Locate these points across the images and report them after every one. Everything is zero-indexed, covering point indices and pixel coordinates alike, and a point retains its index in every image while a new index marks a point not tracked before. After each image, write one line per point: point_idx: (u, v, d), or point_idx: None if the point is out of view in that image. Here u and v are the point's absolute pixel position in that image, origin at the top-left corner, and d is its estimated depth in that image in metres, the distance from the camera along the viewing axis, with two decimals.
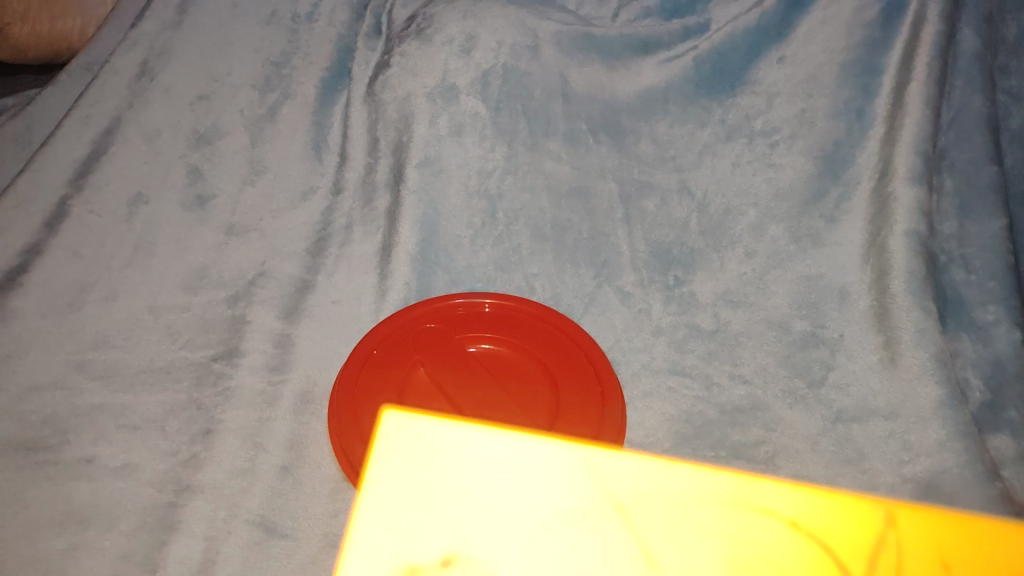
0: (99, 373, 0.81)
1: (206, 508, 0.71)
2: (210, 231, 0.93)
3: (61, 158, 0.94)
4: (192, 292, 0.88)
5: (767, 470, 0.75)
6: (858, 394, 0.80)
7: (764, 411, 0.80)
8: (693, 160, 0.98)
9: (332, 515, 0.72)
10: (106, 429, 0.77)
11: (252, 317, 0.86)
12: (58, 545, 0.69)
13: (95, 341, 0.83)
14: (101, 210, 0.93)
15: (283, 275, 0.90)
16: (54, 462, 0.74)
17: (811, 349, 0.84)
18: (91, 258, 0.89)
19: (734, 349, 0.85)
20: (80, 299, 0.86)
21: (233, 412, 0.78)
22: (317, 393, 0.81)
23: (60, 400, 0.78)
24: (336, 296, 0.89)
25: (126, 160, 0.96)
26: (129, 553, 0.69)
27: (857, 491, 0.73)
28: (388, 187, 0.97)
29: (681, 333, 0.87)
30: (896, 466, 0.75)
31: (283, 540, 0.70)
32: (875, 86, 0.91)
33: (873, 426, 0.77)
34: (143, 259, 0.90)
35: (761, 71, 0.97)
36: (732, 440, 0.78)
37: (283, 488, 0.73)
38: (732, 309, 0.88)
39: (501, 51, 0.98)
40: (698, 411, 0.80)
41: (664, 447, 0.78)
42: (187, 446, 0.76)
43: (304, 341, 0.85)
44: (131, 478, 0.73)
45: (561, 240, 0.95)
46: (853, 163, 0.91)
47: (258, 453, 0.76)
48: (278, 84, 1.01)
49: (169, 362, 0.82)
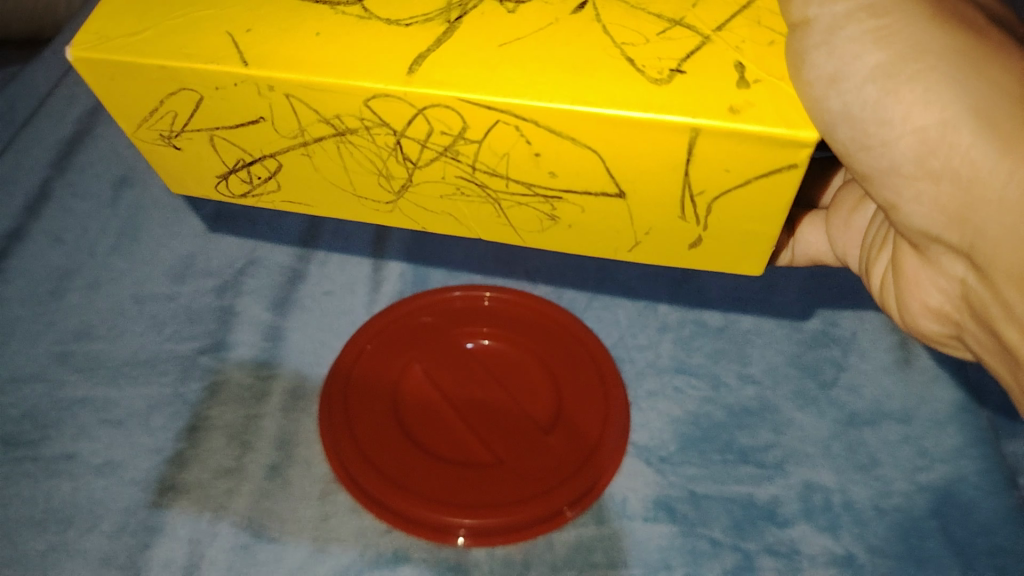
0: (81, 365, 0.78)
1: (190, 509, 0.69)
2: (199, 218, 0.90)
3: (44, 139, 0.93)
4: (178, 282, 0.85)
5: (776, 476, 0.72)
6: (871, 396, 0.77)
7: (774, 413, 0.76)
8: None
9: (322, 519, 0.69)
10: (88, 424, 0.74)
11: (240, 308, 0.83)
12: (38, 546, 0.67)
13: (77, 331, 0.80)
14: (84, 194, 0.90)
15: (273, 263, 0.87)
16: (34, 459, 0.72)
17: (822, 348, 0.80)
18: (73, 244, 0.86)
19: (743, 348, 0.81)
20: (61, 286, 0.83)
21: (219, 408, 0.76)
22: (307, 389, 0.77)
23: (40, 393, 0.76)
24: (329, 286, 0.86)
25: (110, 143, 0.94)
26: (109, 555, 0.66)
27: (871, 498, 0.70)
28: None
29: (688, 330, 0.83)
30: (911, 473, 0.71)
31: (271, 545, 0.67)
32: None
33: (888, 431, 0.74)
34: (128, 245, 0.87)
35: None
36: (740, 444, 0.74)
37: (271, 489, 0.70)
38: (742, 307, 0.84)
39: None
40: (705, 413, 0.76)
41: (669, 450, 0.74)
42: (172, 443, 0.73)
43: (294, 333, 0.82)
44: (114, 476, 0.71)
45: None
46: None
47: (245, 452, 0.73)
48: None
49: (153, 354, 0.79)
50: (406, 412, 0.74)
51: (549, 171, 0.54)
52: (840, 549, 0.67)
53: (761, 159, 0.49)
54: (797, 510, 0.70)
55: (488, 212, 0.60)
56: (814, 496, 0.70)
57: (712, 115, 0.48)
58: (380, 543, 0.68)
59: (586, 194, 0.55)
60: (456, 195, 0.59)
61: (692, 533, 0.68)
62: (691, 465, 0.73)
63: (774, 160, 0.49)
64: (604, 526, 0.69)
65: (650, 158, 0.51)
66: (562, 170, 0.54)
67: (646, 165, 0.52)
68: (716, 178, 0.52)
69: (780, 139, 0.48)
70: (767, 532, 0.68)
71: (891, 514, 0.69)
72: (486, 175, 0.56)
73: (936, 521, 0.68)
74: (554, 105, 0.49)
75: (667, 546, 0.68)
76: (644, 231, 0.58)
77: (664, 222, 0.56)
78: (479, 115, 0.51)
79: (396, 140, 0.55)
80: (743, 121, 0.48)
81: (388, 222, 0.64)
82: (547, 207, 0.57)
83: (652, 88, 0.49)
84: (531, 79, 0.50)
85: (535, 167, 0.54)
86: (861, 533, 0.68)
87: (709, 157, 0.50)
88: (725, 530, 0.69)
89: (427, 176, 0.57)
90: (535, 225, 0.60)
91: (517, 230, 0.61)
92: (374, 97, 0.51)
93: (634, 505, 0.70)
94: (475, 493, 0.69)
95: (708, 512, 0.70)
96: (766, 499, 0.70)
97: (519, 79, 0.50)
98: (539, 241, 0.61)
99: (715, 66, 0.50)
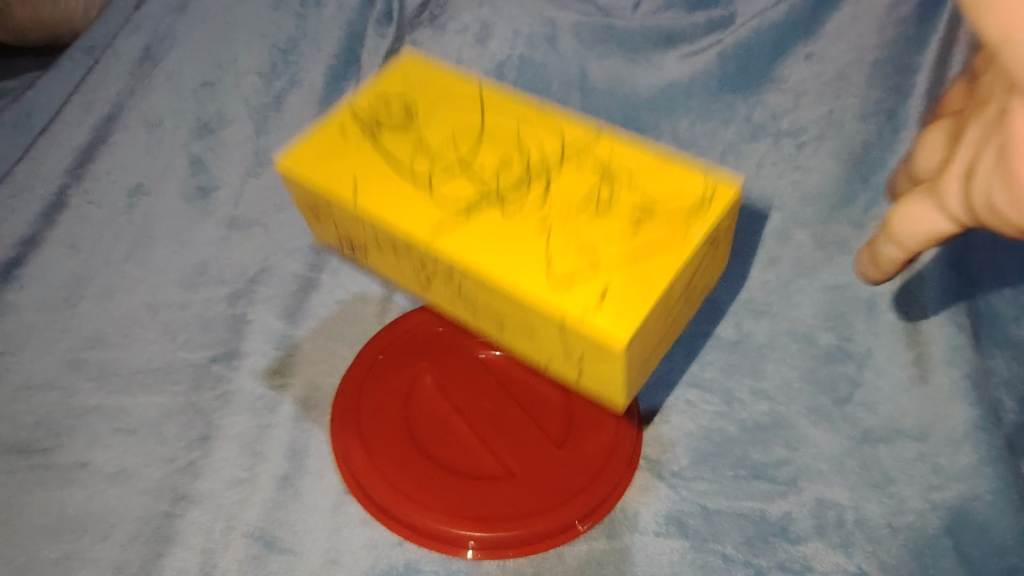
0: (95, 373, 0.79)
1: (203, 519, 0.69)
2: (212, 225, 0.90)
3: (59, 146, 0.91)
4: (191, 288, 0.86)
5: (788, 491, 0.72)
6: (886, 413, 0.76)
7: (787, 428, 0.76)
8: (716, 160, 0.91)
9: (334, 530, 0.69)
10: (101, 432, 0.75)
11: (252, 316, 0.83)
12: (51, 554, 0.67)
13: (91, 338, 0.82)
14: (100, 201, 0.91)
15: (287, 272, 0.87)
16: (48, 467, 0.72)
17: (838, 363, 0.79)
18: (89, 251, 0.88)
19: (757, 362, 0.80)
20: (76, 294, 0.85)
21: (231, 418, 0.76)
22: (319, 399, 0.78)
23: (54, 400, 0.77)
24: (341, 296, 0.86)
25: (126, 150, 0.93)
26: (122, 563, 0.67)
27: (884, 516, 0.70)
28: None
29: (701, 342, 0.82)
30: (925, 491, 0.71)
31: (283, 555, 0.68)
32: (907, 88, 0.84)
33: (902, 447, 0.74)
34: (142, 253, 0.88)
35: (787, 67, 0.88)
36: (753, 459, 0.74)
37: (283, 499, 0.71)
38: (756, 320, 0.83)
39: (518, 42, 0.94)
40: (718, 427, 0.76)
41: (680, 465, 0.74)
42: (184, 453, 0.73)
43: (307, 342, 0.82)
44: (126, 485, 0.71)
45: None
46: (883, 166, 0.86)
47: (257, 462, 0.73)
48: (285, 71, 0.95)
49: (168, 362, 0.80)
50: (417, 423, 0.74)
51: (479, 231, 0.58)
52: (853, 566, 0.67)
53: (580, 329, 0.52)
54: (810, 527, 0.69)
55: (418, 276, 0.63)
56: (826, 513, 0.70)
57: (574, 316, 0.52)
58: (392, 554, 0.68)
59: (477, 299, 0.59)
60: (408, 174, 0.62)
61: (704, 549, 0.68)
62: (703, 480, 0.73)
63: (599, 336, 0.52)
64: (615, 540, 0.69)
65: (534, 284, 0.54)
66: (502, 215, 0.58)
67: (531, 286, 0.54)
68: (565, 335, 0.54)
69: (595, 336, 0.52)
70: (780, 548, 0.68)
71: (904, 531, 0.68)
72: (450, 176, 0.62)
73: (949, 540, 0.68)
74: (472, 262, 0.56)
75: (678, 561, 0.68)
76: (506, 325, 0.59)
77: (553, 353, 0.57)
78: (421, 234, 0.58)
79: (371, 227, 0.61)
80: (591, 317, 0.52)
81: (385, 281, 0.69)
82: (468, 304, 0.60)
83: (546, 292, 0.54)
84: (515, 230, 0.57)
85: (479, 201, 0.60)
86: (874, 551, 0.68)
87: (555, 304, 0.53)
88: (737, 546, 0.68)
89: (396, 168, 0.63)
90: (448, 303, 0.63)
91: (406, 277, 0.64)
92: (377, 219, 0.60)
93: (645, 520, 0.70)
94: (487, 506, 0.69)
95: (720, 527, 0.70)
96: (778, 515, 0.70)
97: (465, 248, 0.57)
98: (434, 298, 0.64)
99: (594, 289, 0.53)
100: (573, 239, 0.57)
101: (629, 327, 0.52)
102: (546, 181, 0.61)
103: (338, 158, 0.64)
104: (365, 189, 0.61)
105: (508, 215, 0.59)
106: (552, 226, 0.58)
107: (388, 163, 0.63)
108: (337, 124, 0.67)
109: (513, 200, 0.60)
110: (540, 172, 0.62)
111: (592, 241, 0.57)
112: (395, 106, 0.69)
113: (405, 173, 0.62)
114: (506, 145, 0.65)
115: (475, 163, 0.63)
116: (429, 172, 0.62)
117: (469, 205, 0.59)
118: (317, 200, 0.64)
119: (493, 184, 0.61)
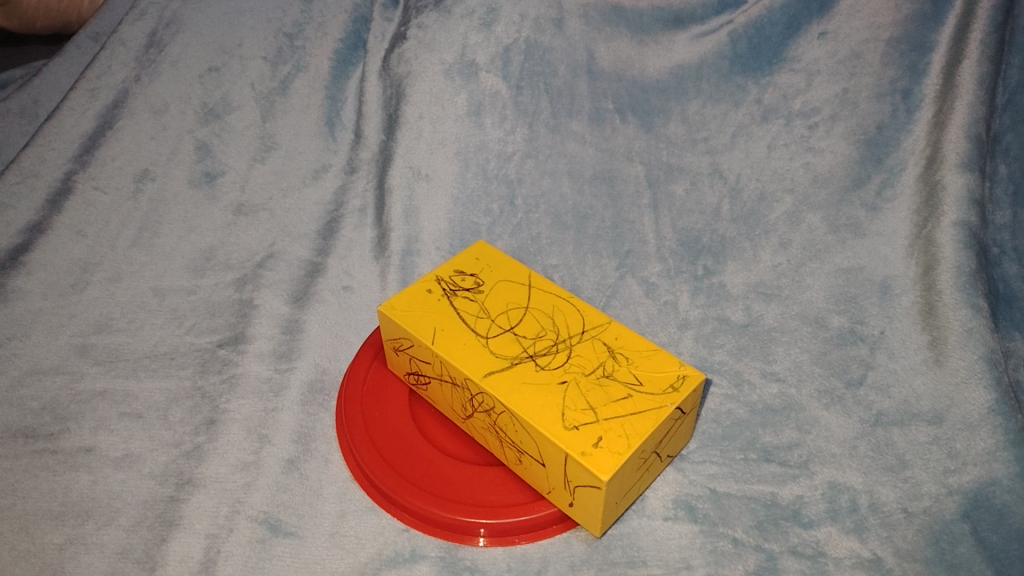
0: (102, 358, 0.80)
1: (207, 503, 0.69)
2: (218, 211, 0.91)
3: (65, 132, 0.91)
4: (199, 274, 0.87)
5: (800, 475, 0.71)
6: (900, 396, 0.75)
7: (798, 412, 0.75)
8: (726, 142, 0.89)
9: (338, 516, 0.69)
10: (107, 417, 0.75)
11: (259, 301, 0.85)
12: (55, 539, 0.66)
13: (98, 324, 0.83)
14: (106, 187, 0.91)
15: (293, 258, 0.89)
16: (53, 451, 0.72)
17: (849, 347, 0.79)
18: (95, 238, 0.89)
19: (766, 345, 0.80)
20: (83, 280, 0.86)
21: (238, 402, 0.76)
22: (325, 383, 0.79)
23: (61, 385, 0.77)
24: (348, 281, 0.87)
25: (132, 135, 0.92)
26: (126, 549, 0.66)
27: (899, 500, 0.68)
28: (397, 180, 0.91)
29: (710, 326, 0.82)
30: (941, 475, 0.69)
31: (288, 539, 0.67)
32: (924, 65, 0.81)
33: (916, 431, 0.72)
34: (148, 239, 0.89)
35: (800, 46, 0.87)
36: (763, 442, 0.73)
37: (289, 483, 0.71)
38: (765, 303, 0.83)
39: (525, 25, 0.91)
40: (728, 411, 0.76)
41: (689, 448, 0.73)
42: (190, 437, 0.73)
43: (312, 327, 0.83)
44: (132, 469, 0.71)
45: (582, 241, 0.89)
46: (898, 147, 0.82)
47: (263, 445, 0.73)
48: (290, 56, 0.94)
49: (174, 347, 0.81)
50: (421, 415, 0.75)
51: (499, 394, 0.65)
52: (868, 552, 0.65)
53: (578, 451, 0.61)
54: (822, 511, 0.68)
55: (458, 410, 0.71)
56: (840, 496, 0.69)
57: (571, 454, 0.61)
58: (397, 540, 0.67)
59: (501, 408, 0.65)
60: (443, 335, 0.70)
61: (713, 533, 0.67)
62: (713, 464, 0.72)
63: (588, 455, 0.61)
64: (623, 525, 0.68)
65: (540, 414, 0.63)
66: (540, 370, 0.67)
67: (533, 415, 0.63)
68: (560, 464, 0.63)
69: (586, 460, 0.60)
70: (791, 533, 0.67)
71: (920, 517, 0.67)
72: (520, 334, 0.70)
73: (968, 526, 0.66)
74: (495, 370, 0.67)
75: (687, 546, 0.67)
76: (517, 435, 0.65)
77: (549, 457, 0.63)
78: (463, 369, 0.67)
79: (436, 297, 0.73)
80: (584, 464, 0.60)
81: (412, 287, 0.74)
82: (493, 435, 0.68)
83: (550, 429, 0.62)
84: (534, 396, 0.65)
85: (529, 360, 0.68)
86: (889, 537, 0.66)
87: (557, 429, 0.62)
88: (748, 530, 0.67)
89: (476, 329, 0.70)
90: (469, 403, 0.68)
91: (451, 405, 0.71)
92: (420, 330, 0.70)
93: (653, 504, 0.70)
94: (491, 494, 0.69)
95: (730, 511, 0.69)
96: (789, 499, 0.69)
97: (487, 359, 0.67)
98: (466, 429, 0.72)
99: (587, 436, 0.62)
100: (617, 408, 0.64)
101: (609, 472, 0.60)
102: (606, 350, 0.69)
103: (425, 313, 0.72)
104: (443, 340, 0.69)
105: (546, 370, 0.67)
106: (579, 385, 0.66)
107: (473, 327, 0.70)
108: (425, 288, 0.74)
109: (554, 358, 0.68)
110: (595, 333, 0.71)
111: (615, 403, 0.65)
112: (470, 275, 0.76)
113: (482, 335, 0.70)
114: (566, 311, 0.73)
115: (545, 328, 0.71)
116: (502, 332, 0.70)
117: (492, 371, 0.66)
118: (401, 343, 0.72)
119: (565, 342, 0.70)
